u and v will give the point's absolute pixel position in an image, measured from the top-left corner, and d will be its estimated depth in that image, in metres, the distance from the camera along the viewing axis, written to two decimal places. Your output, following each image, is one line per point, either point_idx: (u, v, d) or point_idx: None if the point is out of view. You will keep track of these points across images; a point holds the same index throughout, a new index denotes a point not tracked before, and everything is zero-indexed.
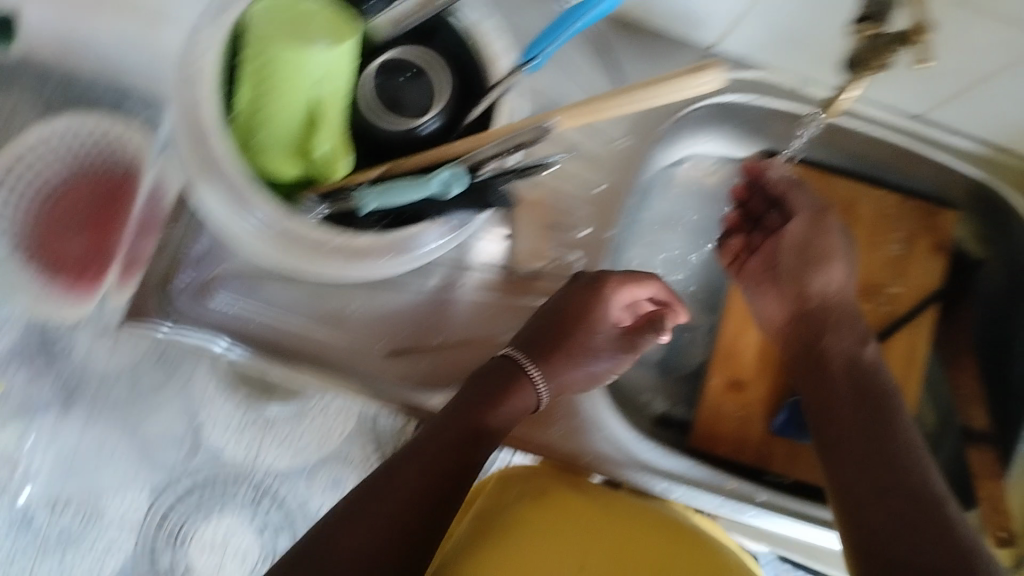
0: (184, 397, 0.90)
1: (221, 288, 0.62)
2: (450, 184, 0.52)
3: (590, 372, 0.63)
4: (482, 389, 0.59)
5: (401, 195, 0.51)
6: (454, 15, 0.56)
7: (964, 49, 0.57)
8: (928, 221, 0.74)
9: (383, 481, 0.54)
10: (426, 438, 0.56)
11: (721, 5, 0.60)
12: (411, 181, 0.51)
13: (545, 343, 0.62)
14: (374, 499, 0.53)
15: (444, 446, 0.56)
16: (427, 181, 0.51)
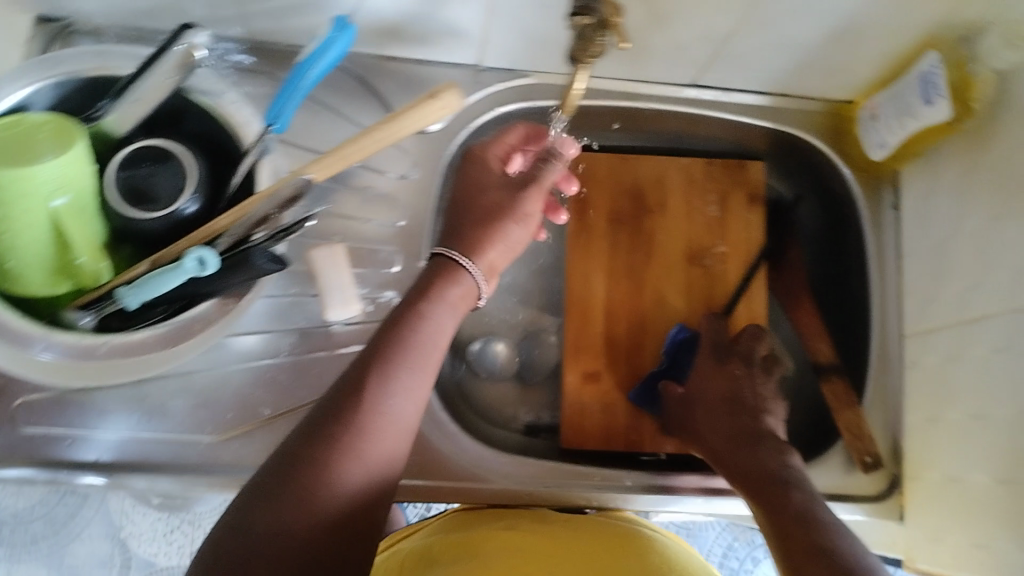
0: (104, 518, 0.99)
1: (26, 417, 0.60)
2: (205, 262, 0.50)
3: (515, 236, 0.56)
4: (409, 312, 0.50)
5: (160, 285, 0.50)
6: (193, 94, 0.56)
7: (694, 12, 0.58)
8: (734, 176, 0.76)
9: (311, 433, 0.44)
10: (360, 374, 0.47)
11: (462, 24, 0.61)
12: (164, 270, 0.50)
13: (461, 227, 0.55)
14: (304, 447, 0.43)
15: (379, 378, 0.46)
16: (177, 263, 0.49)
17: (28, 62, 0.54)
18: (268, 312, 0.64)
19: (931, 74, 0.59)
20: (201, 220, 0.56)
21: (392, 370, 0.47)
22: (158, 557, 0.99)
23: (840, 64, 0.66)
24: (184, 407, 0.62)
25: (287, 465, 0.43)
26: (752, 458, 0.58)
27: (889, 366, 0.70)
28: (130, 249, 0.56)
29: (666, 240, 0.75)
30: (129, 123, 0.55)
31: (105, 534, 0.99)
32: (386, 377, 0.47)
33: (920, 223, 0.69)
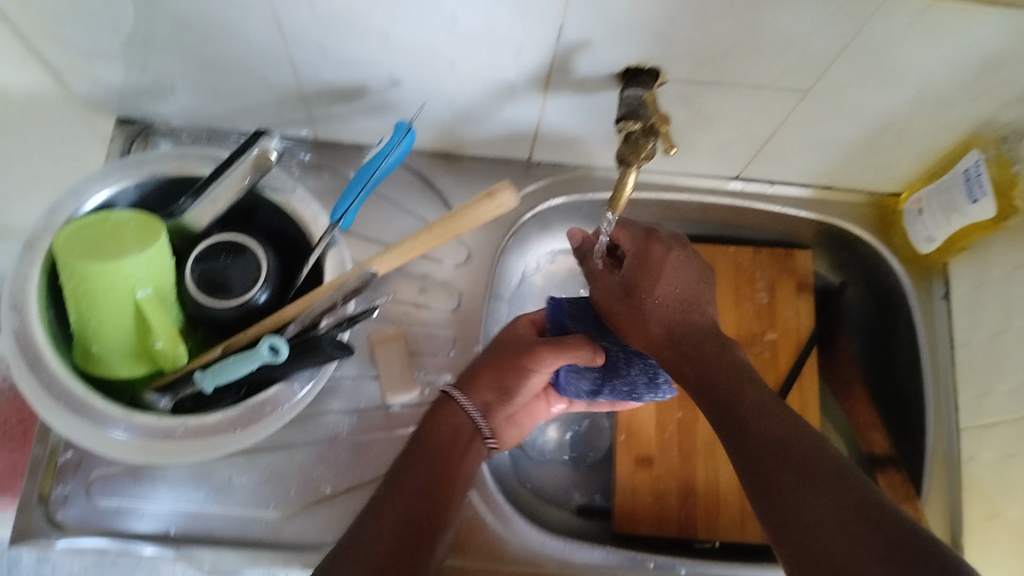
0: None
1: (101, 490, 0.63)
2: (276, 349, 0.53)
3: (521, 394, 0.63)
4: (418, 435, 0.58)
5: (234, 369, 0.54)
6: (266, 191, 0.60)
7: (736, 114, 0.61)
8: (783, 265, 0.77)
9: (357, 532, 0.51)
10: (400, 480, 0.54)
11: (514, 125, 0.65)
12: (238, 356, 0.53)
13: (485, 373, 0.62)
14: (362, 539, 0.50)
15: (417, 479, 0.55)
16: (251, 350, 0.53)
17: (112, 166, 0.59)
18: (329, 394, 0.67)
19: (975, 172, 0.61)
20: (271, 308, 0.60)
21: (406, 479, 0.55)
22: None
23: (883, 160, 0.68)
24: (249, 483, 0.64)
25: (345, 555, 0.49)
26: (717, 389, 0.51)
27: (946, 457, 0.70)
28: (203, 332, 0.60)
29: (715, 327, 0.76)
30: (206, 219, 0.59)
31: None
32: (406, 483, 0.54)
33: (972, 315, 0.69)
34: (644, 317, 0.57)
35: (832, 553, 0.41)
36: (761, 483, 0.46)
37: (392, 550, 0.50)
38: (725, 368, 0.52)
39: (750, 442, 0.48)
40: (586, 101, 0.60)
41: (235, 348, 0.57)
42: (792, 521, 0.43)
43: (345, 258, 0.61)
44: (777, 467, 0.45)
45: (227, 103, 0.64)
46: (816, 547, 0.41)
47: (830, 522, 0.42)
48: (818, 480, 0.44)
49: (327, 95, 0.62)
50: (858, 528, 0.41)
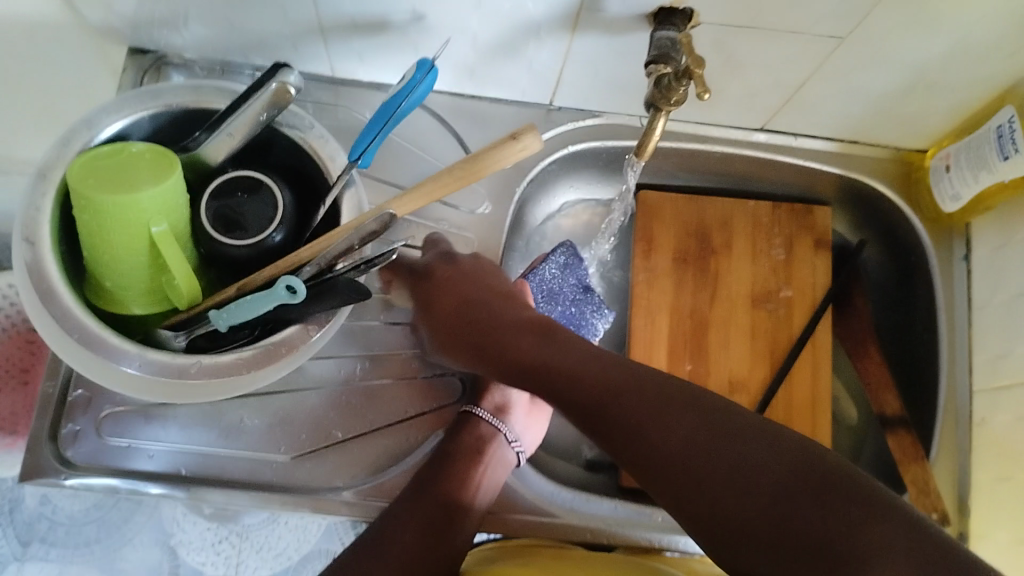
0: (156, 526, 0.95)
1: (112, 430, 0.62)
2: (294, 289, 0.52)
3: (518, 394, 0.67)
4: (448, 433, 0.64)
5: (251, 307, 0.52)
6: (282, 128, 0.59)
7: (768, 61, 0.60)
8: (801, 223, 0.76)
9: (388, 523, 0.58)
10: (418, 477, 0.61)
11: (539, 65, 0.63)
12: (255, 295, 0.52)
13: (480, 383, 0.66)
14: (387, 528, 0.58)
15: (440, 474, 0.61)
16: (268, 289, 0.52)
17: (126, 96, 0.57)
18: (342, 338, 0.67)
19: (1008, 128, 0.60)
20: (285, 250, 0.58)
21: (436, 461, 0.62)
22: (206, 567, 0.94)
23: (910, 114, 0.67)
24: (260, 425, 0.64)
25: (365, 547, 0.57)
26: (528, 357, 0.56)
27: (957, 419, 0.70)
28: (217, 271, 0.59)
29: (731, 282, 0.75)
30: (222, 155, 0.58)
31: (155, 540, 0.94)
32: (438, 475, 0.61)
33: (993, 276, 0.69)
34: (469, 283, 0.62)
35: (701, 476, 0.46)
36: (618, 434, 0.50)
37: (416, 530, 0.58)
38: (541, 337, 0.56)
39: (587, 404, 0.52)
40: (614, 43, 0.58)
41: (250, 289, 0.56)
42: (653, 458, 0.48)
43: (363, 201, 0.59)
44: (624, 416, 0.50)
45: (244, 36, 0.62)
46: (686, 476, 0.46)
47: (700, 441, 0.46)
48: (671, 410, 0.48)
49: (348, 30, 0.60)
50: (717, 439, 0.46)
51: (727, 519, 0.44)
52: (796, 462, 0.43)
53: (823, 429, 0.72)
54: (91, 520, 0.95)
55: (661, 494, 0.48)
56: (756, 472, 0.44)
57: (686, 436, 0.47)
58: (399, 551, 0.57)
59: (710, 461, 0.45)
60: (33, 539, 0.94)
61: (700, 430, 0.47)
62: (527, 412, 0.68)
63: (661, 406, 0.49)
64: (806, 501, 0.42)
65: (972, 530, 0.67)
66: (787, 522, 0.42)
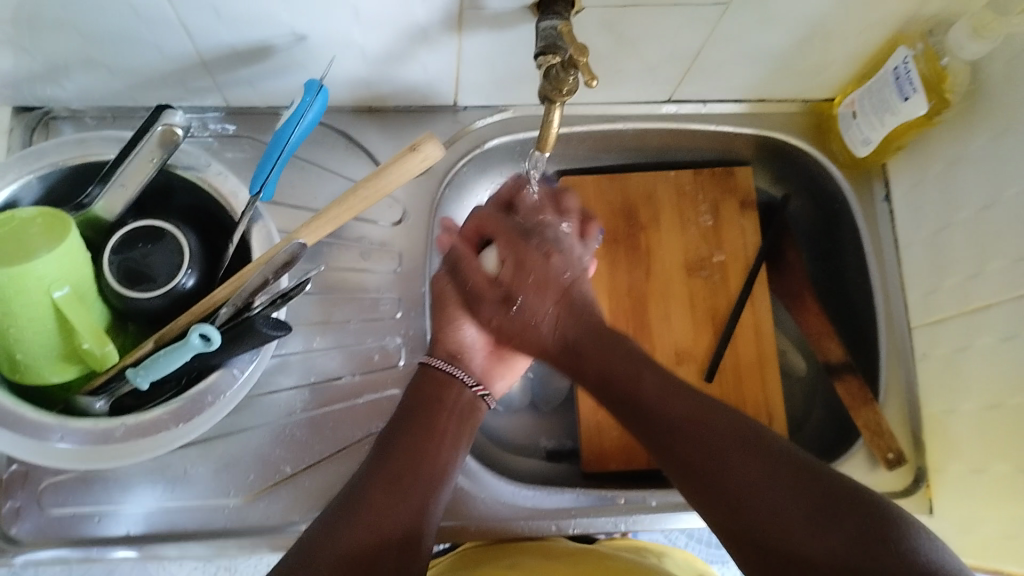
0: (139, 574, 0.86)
1: (54, 500, 0.61)
2: (208, 337, 0.50)
3: (475, 337, 0.63)
4: (408, 399, 0.59)
5: (168, 360, 0.51)
6: (178, 170, 0.57)
7: (659, 33, 0.59)
8: (725, 185, 0.76)
9: (350, 501, 0.52)
10: (392, 436, 0.57)
11: (433, 69, 0.62)
12: (170, 348, 0.51)
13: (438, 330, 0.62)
14: (365, 486, 0.53)
15: (404, 442, 0.56)
16: (183, 339, 0.50)
17: (10, 160, 0.55)
18: (279, 370, 0.65)
19: (903, 70, 0.60)
20: (200, 293, 0.57)
21: (398, 426, 0.57)
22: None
23: (812, 65, 0.67)
24: (206, 473, 0.62)
25: (350, 508, 0.52)
26: (618, 377, 0.55)
27: (901, 356, 0.70)
28: (135, 326, 0.58)
29: (662, 254, 0.75)
30: (118, 206, 0.56)
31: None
32: (399, 442, 0.56)
33: (913, 213, 0.70)
34: (543, 300, 0.60)
35: (762, 511, 0.45)
36: (681, 465, 0.50)
37: (389, 487, 0.53)
38: (610, 362, 0.56)
39: (662, 429, 0.51)
40: (503, 38, 0.58)
41: (168, 340, 0.54)
42: (724, 489, 0.47)
43: (273, 232, 0.58)
44: (688, 450, 0.50)
45: (129, 80, 0.60)
46: (737, 497, 0.47)
47: (773, 476, 0.46)
48: (730, 445, 0.48)
49: (232, 60, 0.59)
50: (779, 475, 0.46)
51: (785, 550, 0.44)
52: (852, 503, 0.44)
53: (771, 385, 0.73)
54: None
55: (719, 522, 0.48)
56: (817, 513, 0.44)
57: (753, 469, 0.47)
58: (378, 500, 0.52)
59: (781, 494, 0.45)
60: None
61: (768, 464, 0.47)
62: (489, 355, 0.64)
63: (728, 438, 0.49)
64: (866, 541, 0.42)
65: (929, 463, 0.68)
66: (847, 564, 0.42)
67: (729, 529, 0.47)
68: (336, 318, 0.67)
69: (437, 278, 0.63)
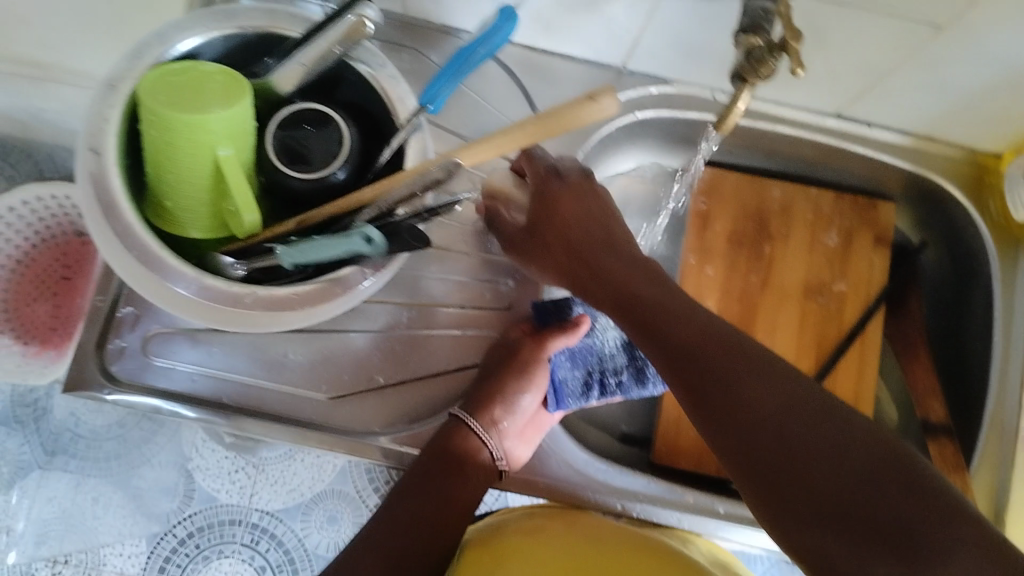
0: (173, 447, 0.86)
1: (157, 350, 0.62)
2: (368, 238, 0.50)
3: (523, 408, 0.63)
4: (440, 439, 0.61)
5: (323, 248, 0.52)
6: (354, 63, 0.58)
7: (859, 43, 0.58)
8: (864, 216, 0.75)
9: (391, 511, 0.59)
10: (420, 467, 0.60)
11: (618, 26, 0.62)
12: (331, 241, 0.51)
13: (484, 390, 0.62)
14: (401, 505, 0.59)
15: (430, 476, 0.59)
16: (348, 236, 0.51)
17: (202, 14, 0.56)
18: (392, 283, 0.66)
19: None
20: (347, 187, 0.57)
21: (425, 468, 0.60)
22: (220, 494, 0.83)
23: (996, 112, 0.64)
24: (303, 362, 0.63)
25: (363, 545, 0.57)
26: (637, 285, 0.47)
27: (1003, 431, 0.68)
28: (276, 203, 0.58)
29: (786, 270, 0.74)
30: (292, 83, 0.57)
31: (172, 462, 0.85)
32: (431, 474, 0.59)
33: None
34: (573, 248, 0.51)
35: (765, 431, 0.41)
36: (694, 390, 0.43)
37: (417, 515, 0.59)
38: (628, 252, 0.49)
39: (673, 347, 0.45)
40: (701, 8, 0.57)
41: (310, 225, 0.56)
42: (737, 414, 0.42)
43: (428, 146, 0.58)
44: (707, 365, 0.43)
45: None
46: (744, 417, 0.42)
47: (794, 410, 0.41)
48: (755, 372, 0.43)
49: None
50: (797, 411, 0.41)
51: (795, 484, 0.40)
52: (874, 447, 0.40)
53: None
54: (110, 436, 0.89)
55: (722, 448, 0.43)
56: (833, 446, 0.40)
57: (769, 402, 0.42)
58: (413, 515, 0.59)
59: (795, 431, 0.41)
60: (60, 449, 0.89)
61: (785, 395, 0.42)
62: (520, 428, 0.64)
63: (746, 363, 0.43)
64: (879, 490, 0.38)
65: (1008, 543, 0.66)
66: (857, 507, 0.39)
67: (729, 449, 0.42)
68: (458, 247, 0.67)
69: (519, 347, 0.64)
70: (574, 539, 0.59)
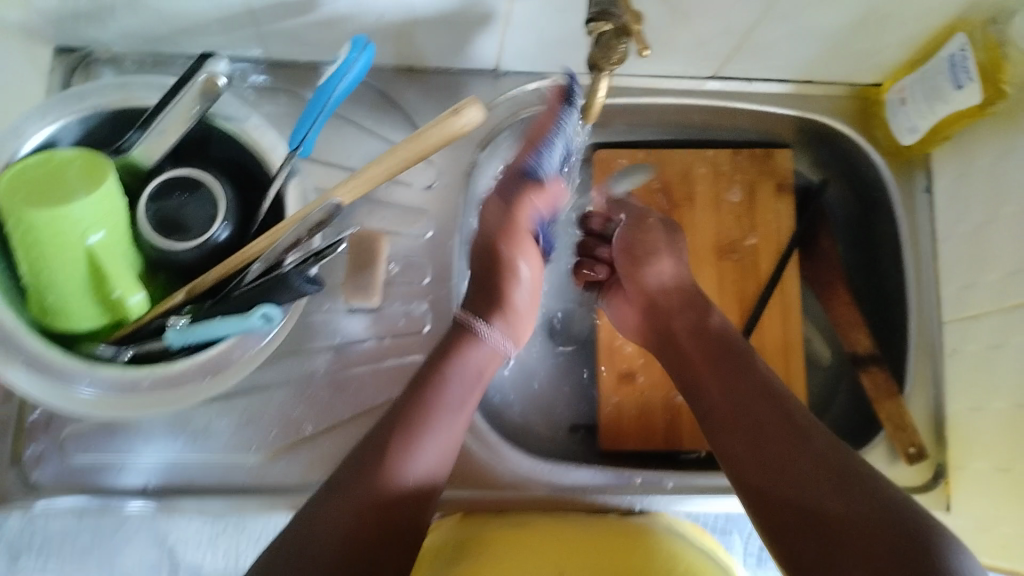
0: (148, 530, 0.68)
1: (76, 447, 0.61)
2: (268, 316, 0.52)
3: (524, 285, 0.63)
4: (426, 368, 0.59)
5: (217, 326, 0.52)
6: (217, 120, 0.56)
7: (714, 5, 0.58)
8: (763, 167, 0.75)
9: (360, 450, 0.55)
10: (381, 432, 0.55)
11: (480, 33, 0.61)
12: (227, 319, 0.52)
13: (478, 283, 0.63)
14: (370, 443, 0.55)
15: (401, 415, 0.56)
16: (244, 315, 0.52)
17: (51, 101, 0.54)
18: (305, 328, 0.65)
19: (960, 58, 0.59)
20: (232, 247, 0.56)
21: (392, 420, 0.56)
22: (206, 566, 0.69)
23: (867, 48, 0.65)
24: (228, 428, 0.62)
25: (343, 485, 0.52)
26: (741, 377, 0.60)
27: (930, 353, 0.70)
28: (165, 275, 0.57)
29: (697, 235, 0.74)
30: (157, 153, 0.55)
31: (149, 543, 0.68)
32: (405, 430, 0.55)
33: (954, 205, 0.69)
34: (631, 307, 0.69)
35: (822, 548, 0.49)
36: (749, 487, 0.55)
37: (367, 467, 0.53)
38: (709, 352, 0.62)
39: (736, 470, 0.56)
40: (553, 3, 0.56)
41: (200, 292, 0.54)
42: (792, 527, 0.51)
43: (308, 189, 0.57)
44: (768, 483, 0.54)
45: (171, 25, 0.59)
46: (811, 525, 0.50)
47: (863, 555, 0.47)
48: (810, 484, 0.52)
49: (276, 11, 0.58)
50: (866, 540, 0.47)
51: None
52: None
53: (796, 373, 0.72)
54: (81, 525, 0.68)
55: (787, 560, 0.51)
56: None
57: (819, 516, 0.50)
58: (378, 462, 0.54)
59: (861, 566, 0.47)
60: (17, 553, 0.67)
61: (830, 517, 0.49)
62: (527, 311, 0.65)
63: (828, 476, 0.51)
64: None
65: (949, 460, 0.67)
66: None
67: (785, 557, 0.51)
68: None
69: (487, 217, 0.62)
70: (546, 537, 0.59)
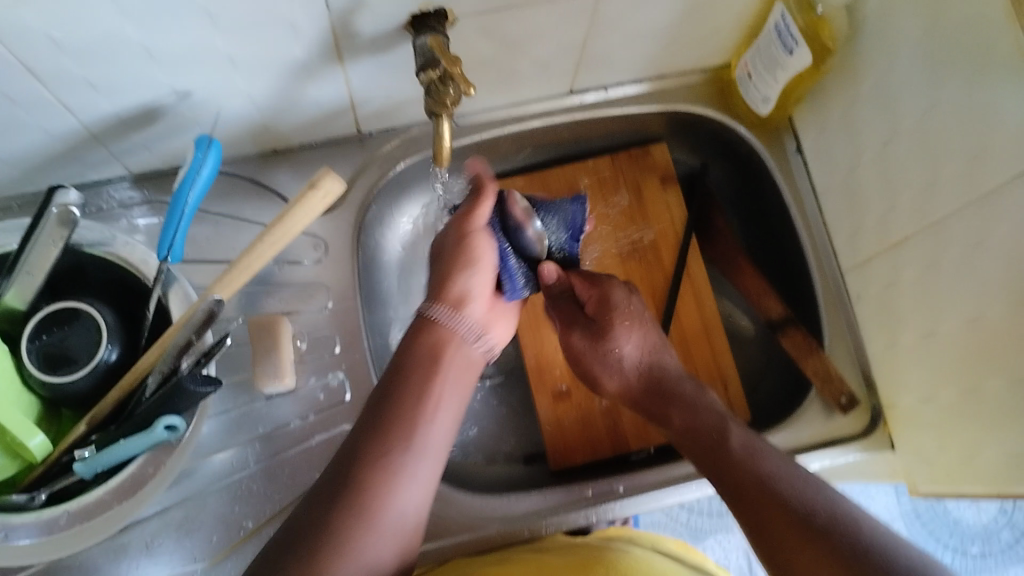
0: None
1: None
2: (171, 427, 0.53)
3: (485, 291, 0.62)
4: (409, 368, 0.53)
5: (123, 448, 0.52)
6: (84, 247, 0.56)
7: (540, 30, 0.59)
8: (643, 165, 0.76)
9: (342, 459, 0.49)
10: (365, 441, 0.49)
11: (328, 104, 0.63)
12: (130, 438, 0.52)
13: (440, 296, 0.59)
14: (356, 452, 0.49)
15: (391, 418, 0.51)
16: (148, 431, 0.53)
17: None
18: (226, 426, 0.64)
19: (783, 25, 0.60)
20: (125, 364, 0.57)
21: (387, 429, 0.50)
22: None
23: (704, 34, 0.67)
24: (168, 545, 0.61)
25: (318, 509, 0.46)
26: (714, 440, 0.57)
27: (838, 304, 0.71)
28: (69, 410, 0.57)
29: (595, 244, 0.76)
30: (29, 293, 0.55)
31: None
32: (391, 439, 0.50)
33: (825, 158, 0.71)
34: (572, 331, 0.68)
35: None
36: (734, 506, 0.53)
37: (353, 481, 0.47)
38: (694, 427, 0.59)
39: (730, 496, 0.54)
40: (385, 62, 0.58)
41: (100, 417, 0.55)
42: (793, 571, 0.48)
43: (190, 291, 0.57)
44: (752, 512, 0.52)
45: (21, 166, 0.59)
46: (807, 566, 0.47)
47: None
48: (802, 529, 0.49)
49: (119, 128, 0.58)
50: None
51: None
52: None
53: (721, 352, 0.73)
54: None
55: None
56: None
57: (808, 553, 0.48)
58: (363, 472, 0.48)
59: None
60: None
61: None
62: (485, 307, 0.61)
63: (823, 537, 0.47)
64: None
65: (881, 400, 0.68)
66: None
67: None
68: None
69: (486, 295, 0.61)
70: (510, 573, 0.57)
